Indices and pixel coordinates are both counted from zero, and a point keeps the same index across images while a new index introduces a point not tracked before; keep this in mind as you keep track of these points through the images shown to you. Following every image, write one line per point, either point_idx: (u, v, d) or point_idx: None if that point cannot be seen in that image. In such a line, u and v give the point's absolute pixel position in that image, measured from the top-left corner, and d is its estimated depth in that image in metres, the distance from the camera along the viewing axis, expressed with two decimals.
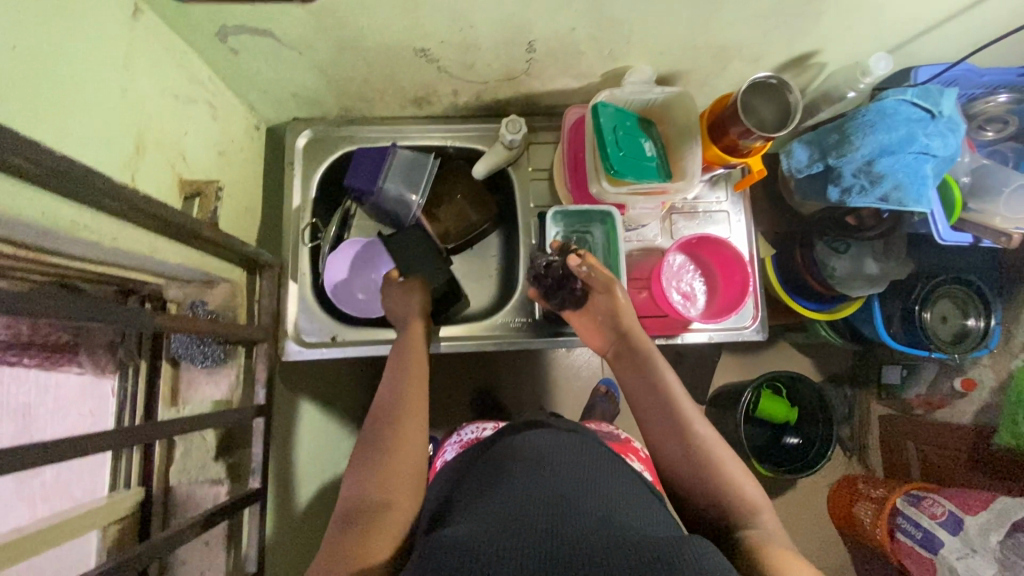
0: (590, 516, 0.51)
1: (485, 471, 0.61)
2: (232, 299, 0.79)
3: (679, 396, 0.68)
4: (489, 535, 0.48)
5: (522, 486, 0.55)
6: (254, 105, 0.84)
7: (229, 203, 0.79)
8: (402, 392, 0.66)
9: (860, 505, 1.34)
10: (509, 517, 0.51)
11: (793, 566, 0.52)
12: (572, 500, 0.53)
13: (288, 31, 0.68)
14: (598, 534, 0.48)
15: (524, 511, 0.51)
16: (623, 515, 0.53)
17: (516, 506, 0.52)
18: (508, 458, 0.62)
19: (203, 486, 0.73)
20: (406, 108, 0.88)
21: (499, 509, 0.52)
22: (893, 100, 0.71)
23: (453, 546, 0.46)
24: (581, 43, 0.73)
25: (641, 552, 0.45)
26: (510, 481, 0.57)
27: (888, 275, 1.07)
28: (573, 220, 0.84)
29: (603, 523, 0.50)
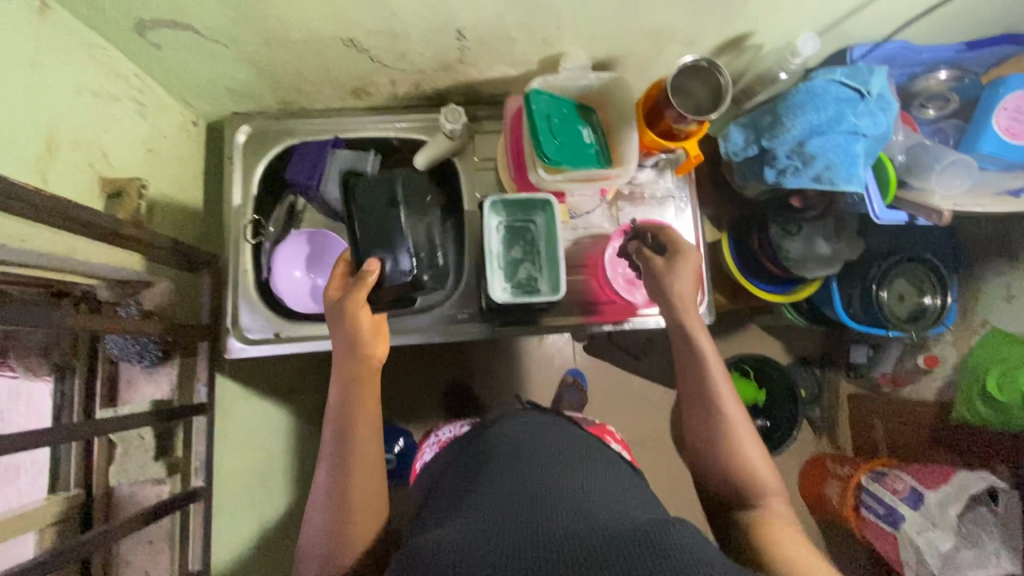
0: (569, 507, 0.53)
1: (477, 469, 0.64)
2: (171, 299, 0.79)
3: (711, 380, 0.70)
4: (474, 532, 0.50)
5: (511, 482, 0.59)
6: (189, 101, 0.83)
7: (164, 201, 0.78)
8: (365, 398, 0.68)
9: (830, 484, 1.37)
10: (494, 513, 0.54)
11: (793, 544, 0.58)
12: (551, 492, 0.56)
13: (208, 25, 0.66)
14: (577, 523, 0.50)
15: (511, 507, 0.54)
16: (607, 504, 0.54)
17: (502, 503, 0.55)
18: (498, 454, 0.65)
19: (144, 486, 0.73)
20: (347, 99, 0.87)
21: (495, 505, 0.55)
22: (823, 80, 0.71)
23: (438, 548, 0.48)
24: (511, 30, 0.72)
25: (620, 536, 0.47)
26: (502, 479, 0.60)
27: (841, 254, 1.06)
28: (515, 210, 0.83)
29: (580, 512, 0.52)
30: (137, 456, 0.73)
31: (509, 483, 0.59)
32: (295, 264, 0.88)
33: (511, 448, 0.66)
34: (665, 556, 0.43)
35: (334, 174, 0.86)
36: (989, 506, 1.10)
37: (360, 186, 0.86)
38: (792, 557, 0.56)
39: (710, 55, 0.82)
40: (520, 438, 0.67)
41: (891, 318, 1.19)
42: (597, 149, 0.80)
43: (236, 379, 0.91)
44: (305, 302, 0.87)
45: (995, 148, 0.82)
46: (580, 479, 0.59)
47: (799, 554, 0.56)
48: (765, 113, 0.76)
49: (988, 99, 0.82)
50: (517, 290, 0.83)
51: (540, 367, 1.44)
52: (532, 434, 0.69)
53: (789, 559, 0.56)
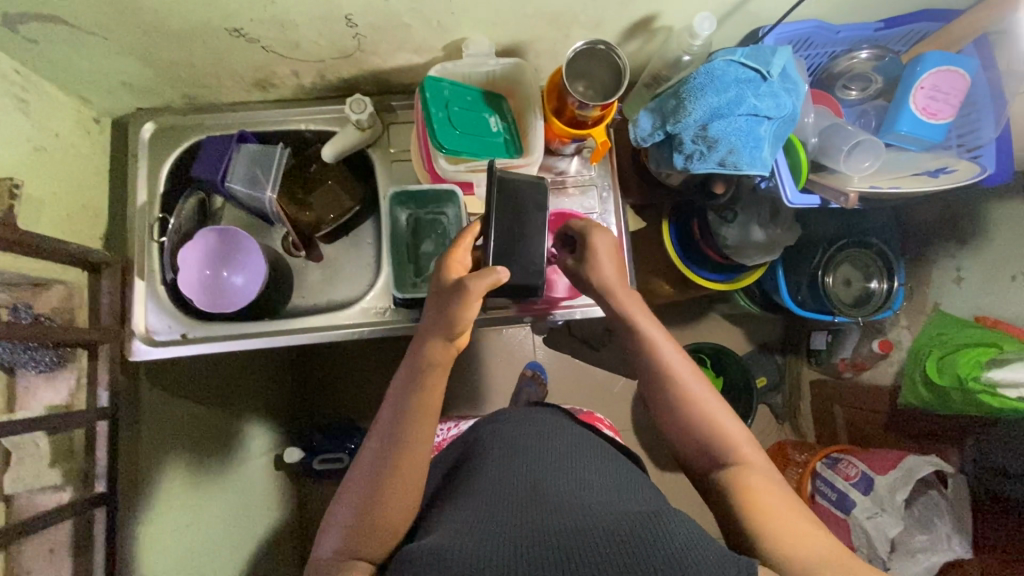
0: (562, 501, 0.54)
1: (466, 470, 0.65)
2: (69, 302, 0.75)
3: (665, 363, 0.68)
4: (466, 534, 0.52)
5: (501, 481, 0.59)
6: (85, 97, 0.80)
7: (57, 200, 0.75)
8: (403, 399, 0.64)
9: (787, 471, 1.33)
10: (485, 514, 0.55)
11: (763, 508, 0.56)
12: (543, 488, 0.57)
13: (80, 17, 0.64)
14: (569, 515, 0.52)
15: (501, 508, 0.55)
16: (596, 494, 0.56)
17: (495, 503, 0.56)
18: (490, 450, 0.66)
19: (42, 494, 0.71)
20: (252, 91, 0.86)
21: (470, 511, 0.56)
22: (723, 61, 0.70)
23: (425, 558, 0.49)
24: (404, 16, 0.69)
25: (624, 532, 0.48)
26: (486, 479, 0.60)
27: (776, 241, 1.03)
28: (420, 202, 0.82)
29: (573, 504, 0.54)
30: (32, 465, 0.70)
31: (497, 480, 0.60)
32: (207, 262, 0.87)
33: (501, 443, 0.66)
34: (651, 548, 0.46)
35: (241, 169, 0.84)
36: (939, 489, 1.08)
37: (268, 181, 0.84)
38: (772, 523, 0.55)
39: (621, 38, 0.80)
40: (524, 429, 0.68)
41: (837, 304, 1.10)
42: (506, 137, 0.78)
43: (155, 385, 0.87)
44: (215, 301, 0.86)
45: (912, 127, 0.80)
46: (574, 478, 0.60)
47: (781, 520, 0.56)
48: (669, 97, 0.74)
49: (907, 77, 0.81)
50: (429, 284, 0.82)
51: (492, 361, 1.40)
52: (531, 427, 0.69)
53: (769, 528, 0.55)
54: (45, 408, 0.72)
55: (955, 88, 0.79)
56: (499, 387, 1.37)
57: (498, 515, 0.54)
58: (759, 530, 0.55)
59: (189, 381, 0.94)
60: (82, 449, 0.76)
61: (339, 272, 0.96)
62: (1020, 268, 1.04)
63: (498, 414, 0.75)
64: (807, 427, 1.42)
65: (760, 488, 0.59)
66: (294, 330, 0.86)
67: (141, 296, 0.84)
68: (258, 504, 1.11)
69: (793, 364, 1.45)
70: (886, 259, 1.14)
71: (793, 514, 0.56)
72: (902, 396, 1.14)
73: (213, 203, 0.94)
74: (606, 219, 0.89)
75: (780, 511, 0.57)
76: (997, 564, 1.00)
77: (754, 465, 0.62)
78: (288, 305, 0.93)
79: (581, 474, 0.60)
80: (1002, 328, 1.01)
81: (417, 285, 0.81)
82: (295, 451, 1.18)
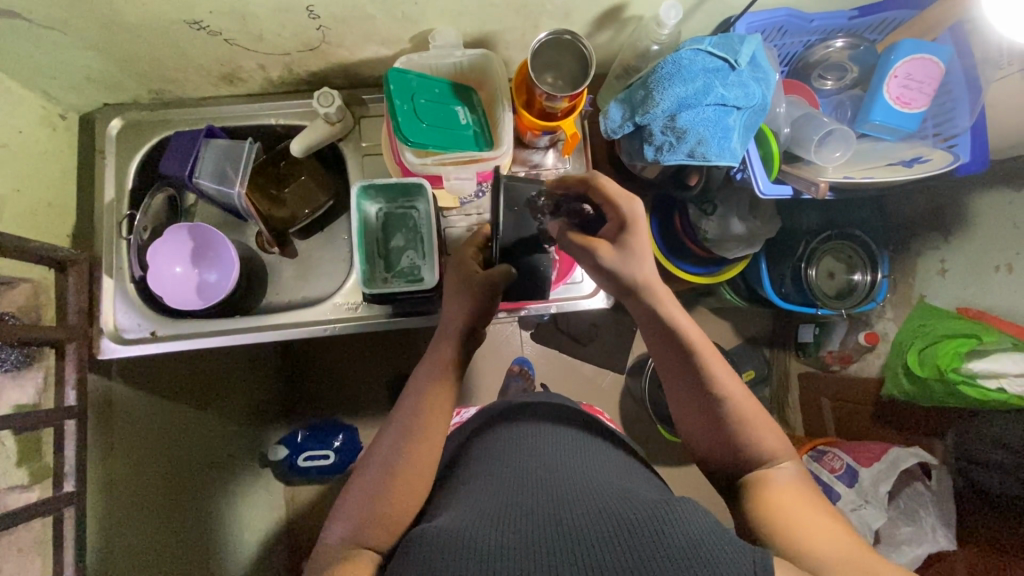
0: (575, 493, 0.52)
1: (474, 468, 0.62)
2: (35, 300, 0.74)
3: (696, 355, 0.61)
4: (474, 525, 0.48)
5: (513, 479, 0.56)
6: (49, 93, 0.79)
7: (22, 197, 0.74)
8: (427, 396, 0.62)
9: None
10: (495, 508, 0.52)
11: (801, 521, 0.52)
12: (555, 483, 0.55)
13: (35, 10, 0.63)
14: (581, 507, 0.50)
15: (511, 502, 0.52)
16: (604, 485, 0.54)
17: (504, 499, 0.53)
18: (500, 453, 0.62)
19: (11, 493, 0.68)
20: (221, 86, 0.86)
21: (487, 510, 0.51)
22: (690, 50, 0.70)
23: (437, 546, 0.45)
24: (366, 7, 0.68)
25: (630, 523, 0.46)
26: (497, 477, 0.57)
27: (756, 233, 1.02)
28: (390, 194, 0.82)
29: (583, 495, 0.52)
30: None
31: (509, 478, 0.57)
32: (178, 260, 0.86)
33: (514, 443, 0.63)
34: (665, 537, 0.44)
35: (209, 165, 0.83)
36: (923, 480, 1.06)
37: (237, 177, 0.83)
38: (809, 531, 0.51)
39: (591, 28, 0.79)
40: (534, 431, 0.65)
41: (819, 295, 1.08)
42: (475, 129, 0.77)
43: (128, 383, 0.87)
44: (186, 297, 0.86)
45: (885, 116, 0.80)
46: (585, 471, 0.57)
47: (814, 525, 0.51)
48: (639, 88, 0.74)
49: (882, 65, 0.80)
50: (400, 278, 0.83)
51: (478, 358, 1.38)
52: (545, 425, 0.66)
53: (801, 531, 0.51)
54: (13, 407, 0.69)
55: (929, 75, 0.79)
56: (483, 383, 1.36)
57: (507, 509, 0.51)
58: (787, 533, 0.51)
59: (164, 381, 0.93)
60: (51, 448, 0.73)
61: (314, 267, 0.95)
62: (1003, 259, 1.01)
63: (507, 411, 0.71)
64: (796, 419, 1.41)
65: (791, 495, 0.55)
66: (266, 326, 0.85)
67: (109, 294, 0.84)
68: (240, 503, 1.10)
69: (781, 357, 1.43)
70: (870, 252, 1.11)
71: (825, 520, 0.52)
72: (885, 388, 1.13)
73: (186, 200, 0.94)
74: None
75: (813, 517, 0.52)
76: (982, 555, 0.97)
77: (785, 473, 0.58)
78: (262, 302, 0.93)
79: (592, 470, 0.58)
80: (986, 319, 0.98)
81: (387, 280, 0.83)
82: (280, 449, 1.19)
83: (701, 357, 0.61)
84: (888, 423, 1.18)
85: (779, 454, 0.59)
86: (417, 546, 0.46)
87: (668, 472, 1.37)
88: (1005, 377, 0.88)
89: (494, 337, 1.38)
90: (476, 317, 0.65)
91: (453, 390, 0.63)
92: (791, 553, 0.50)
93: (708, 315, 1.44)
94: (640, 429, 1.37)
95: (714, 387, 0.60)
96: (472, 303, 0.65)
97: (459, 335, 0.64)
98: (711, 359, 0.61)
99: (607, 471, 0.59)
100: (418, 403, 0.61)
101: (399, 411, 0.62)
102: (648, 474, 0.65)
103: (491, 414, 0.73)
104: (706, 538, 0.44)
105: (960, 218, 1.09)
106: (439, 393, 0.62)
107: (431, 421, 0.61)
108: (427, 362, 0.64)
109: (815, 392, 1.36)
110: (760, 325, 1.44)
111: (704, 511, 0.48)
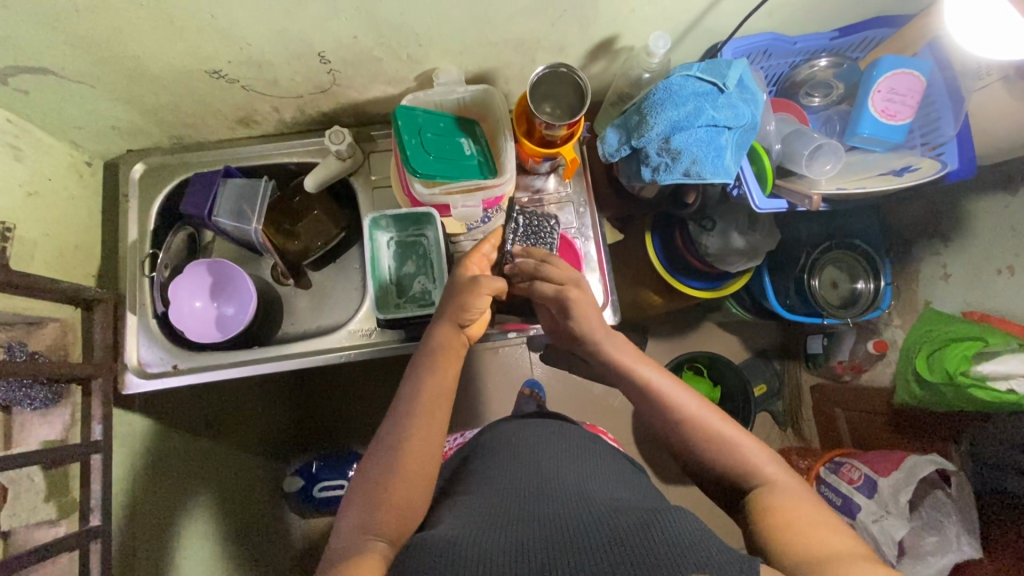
0: (569, 500, 0.54)
1: (472, 476, 0.64)
2: (63, 338, 0.77)
3: (668, 399, 0.67)
4: (473, 531, 0.50)
5: (510, 484, 0.58)
6: (76, 142, 0.84)
7: (50, 240, 0.78)
8: (424, 391, 0.65)
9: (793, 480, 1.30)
10: (493, 513, 0.54)
11: (790, 522, 0.54)
12: (550, 489, 0.56)
13: (67, 67, 0.68)
14: (572, 512, 0.52)
15: (509, 509, 0.54)
16: (600, 494, 0.56)
17: (502, 504, 0.55)
18: (499, 456, 0.64)
19: (38, 528, 0.70)
20: (237, 129, 0.91)
21: (487, 514, 0.53)
22: (680, 77, 0.74)
23: (440, 548, 0.47)
24: (373, 50, 0.73)
25: (619, 531, 0.48)
26: (499, 482, 0.59)
27: (757, 246, 1.04)
28: (403, 224, 0.86)
29: (575, 503, 0.53)
30: (28, 499, 0.69)
31: (507, 483, 0.59)
32: (197, 294, 0.90)
33: (513, 450, 0.65)
34: (655, 543, 0.45)
35: (228, 204, 0.87)
36: (943, 488, 1.04)
37: (253, 213, 0.87)
38: (792, 534, 0.52)
39: (586, 60, 0.83)
40: (533, 439, 0.67)
41: (824, 305, 1.09)
42: (479, 158, 0.80)
43: (149, 416, 0.89)
44: (206, 330, 0.89)
45: (873, 129, 0.83)
46: (582, 479, 0.59)
47: (799, 523, 0.53)
48: (633, 113, 0.77)
49: (865, 81, 0.84)
50: (411, 302, 0.86)
51: (488, 382, 1.38)
52: (542, 435, 0.68)
53: (780, 533, 0.53)
54: (42, 443, 0.72)
55: (912, 89, 0.82)
56: (494, 406, 1.36)
57: (504, 515, 0.53)
58: (775, 537, 0.53)
59: (182, 412, 0.95)
60: (77, 483, 0.75)
61: (328, 296, 0.98)
62: (1004, 261, 1.01)
63: (504, 425, 0.74)
64: (812, 432, 1.40)
65: (782, 501, 0.56)
66: (280, 355, 0.88)
67: (133, 329, 0.87)
68: (257, 534, 1.10)
69: (791, 369, 1.43)
70: (870, 259, 1.13)
71: (818, 521, 0.53)
72: (898, 395, 1.12)
73: (204, 237, 0.98)
74: (584, 232, 0.92)
75: (804, 516, 0.54)
76: (1009, 563, 0.95)
77: (776, 479, 0.60)
78: (277, 331, 0.96)
79: (588, 479, 0.59)
80: (992, 321, 0.99)
81: (399, 305, 0.85)
82: (295, 480, 1.20)
83: (670, 396, 0.67)
84: (904, 430, 1.17)
85: (762, 460, 0.61)
86: (416, 552, 0.48)
87: (685, 490, 1.35)
88: (1015, 377, 0.87)
89: (505, 360, 1.39)
90: (464, 315, 0.70)
91: (445, 394, 0.66)
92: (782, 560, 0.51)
93: (715, 329, 1.45)
94: (654, 446, 1.37)
95: (689, 417, 0.65)
96: (463, 305, 0.69)
97: (446, 332, 0.70)
98: (678, 391, 0.67)
99: (603, 479, 0.60)
100: (416, 402, 0.64)
101: (392, 417, 0.64)
102: (648, 484, 0.66)
103: (490, 429, 0.76)
104: (696, 544, 0.45)
105: (959, 224, 1.10)
106: (433, 395, 0.65)
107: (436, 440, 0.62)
108: (420, 364, 0.68)
109: (829, 403, 1.35)
110: (768, 338, 1.45)
111: (695, 521, 0.49)
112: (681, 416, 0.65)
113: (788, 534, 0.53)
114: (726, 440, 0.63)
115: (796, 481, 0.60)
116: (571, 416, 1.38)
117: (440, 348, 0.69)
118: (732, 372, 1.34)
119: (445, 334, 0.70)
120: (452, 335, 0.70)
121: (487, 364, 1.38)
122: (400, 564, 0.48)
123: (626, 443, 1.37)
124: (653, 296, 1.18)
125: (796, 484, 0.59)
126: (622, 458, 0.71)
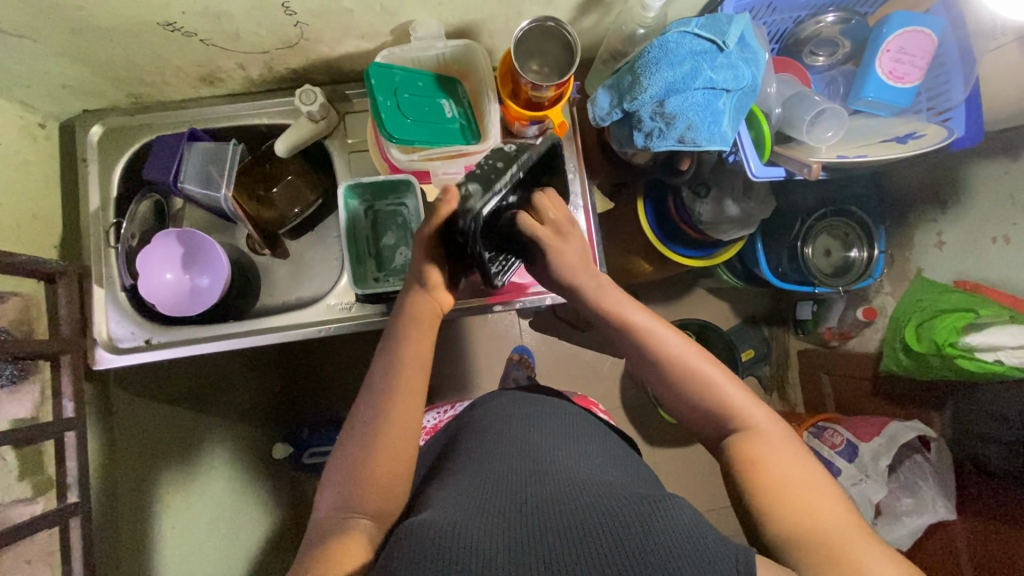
0: (563, 484, 0.53)
1: (469, 452, 0.63)
2: (27, 313, 0.73)
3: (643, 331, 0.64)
4: (467, 519, 0.49)
5: (497, 466, 0.57)
6: (26, 102, 0.77)
7: (5, 209, 0.73)
8: (406, 373, 0.62)
9: None
10: (483, 499, 0.52)
11: (793, 500, 0.52)
12: (541, 472, 0.55)
13: (1, 18, 0.61)
14: (565, 497, 0.50)
15: (497, 494, 0.53)
16: (593, 477, 0.55)
17: (493, 491, 0.53)
18: (496, 431, 0.64)
19: (13, 507, 0.68)
20: (201, 88, 0.85)
21: (489, 497, 0.52)
22: (676, 33, 0.69)
23: (439, 533, 0.46)
24: (342, 2, 0.67)
25: (610, 523, 0.46)
26: (500, 461, 0.58)
27: (751, 214, 1.00)
28: (380, 192, 0.81)
29: (568, 486, 0.52)
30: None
31: (507, 463, 0.57)
32: (167, 264, 0.84)
33: (504, 430, 0.64)
34: (649, 537, 0.44)
35: (195, 169, 0.82)
36: (922, 453, 1.05)
37: (222, 178, 0.82)
38: (784, 501, 0.52)
39: (577, 13, 0.77)
40: (525, 418, 0.66)
41: (817, 274, 1.06)
42: (461, 123, 0.76)
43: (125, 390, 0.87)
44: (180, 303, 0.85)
45: (878, 92, 0.79)
46: (574, 462, 0.58)
47: (793, 496, 0.52)
48: (626, 75, 0.73)
49: (874, 40, 0.80)
50: (393, 275, 0.83)
51: (471, 349, 1.36)
52: (528, 408, 0.68)
53: (777, 508, 0.52)
54: (10, 422, 0.69)
55: (922, 49, 0.78)
56: (483, 372, 1.36)
57: (501, 501, 0.52)
58: (768, 509, 0.53)
59: (162, 389, 0.93)
60: (52, 460, 0.73)
61: (309, 266, 0.95)
62: (1001, 229, 0.99)
63: (501, 399, 0.72)
64: (796, 397, 1.40)
65: (764, 450, 0.56)
66: (256, 330, 0.84)
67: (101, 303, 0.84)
68: (244, 501, 1.09)
69: (780, 334, 1.43)
70: (867, 227, 1.10)
71: (808, 489, 0.52)
72: (883, 363, 1.12)
73: (172, 205, 0.93)
74: (573, 201, 0.88)
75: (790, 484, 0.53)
76: (983, 526, 0.97)
77: (759, 426, 0.58)
78: (255, 303, 0.93)
79: (580, 462, 0.58)
80: (984, 292, 0.97)
81: (379, 279, 0.82)
82: (282, 446, 1.19)
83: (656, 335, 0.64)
84: (886, 396, 1.17)
85: (749, 407, 0.60)
86: (409, 536, 0.47)
87: (668, 454, 1.37)
88: (1002, 350, 0.86)
89: (489, 329, 1.37)
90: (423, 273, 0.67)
91: (427, 364, 0.64)
92: (773, 533, 0.51)
93: (705, 295, 1.43)
94: (639, 412, 1.38)
95: (672, 357, 0.63)
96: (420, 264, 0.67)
97: (417, 301, 0.66)
98: (665, 331, 0.64)
99: (594, 460, 0.59)
100: (397, 385, 0.61)
101: (370, 393, 0.62)
102: (640, 463, 0.66)
103: (480, 406, 0.75)
104: (691, 539, 0.44)
105: (956, 190, 1.07)
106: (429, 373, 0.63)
107: (412, 423, 0.60)
108: (392, 334, 0.66)
109: (816, 367, 1.36)
110: (758, 303, 1.44)
111: (690, 507, 0.48)
112: (666, 362, 0.63)
113: (791, 513, 0.51)
114: (711, 389, 0.61)
115: (784, 432, 0.58)
116: (558, 382, 1.37)
117: (410, 317, 0.66)
118: (720, 338, 1.32)
119: (415, 301, 0.67)
120: (421, 302, 0.66)
121: (474, 330, 1.36)
122: (388, 553, 0.47)
123: (614, 410, 1.38)
124: (643, 263, 1.16)
125: (782, 432, 0.58)
126: (614, 435, 0.70)
